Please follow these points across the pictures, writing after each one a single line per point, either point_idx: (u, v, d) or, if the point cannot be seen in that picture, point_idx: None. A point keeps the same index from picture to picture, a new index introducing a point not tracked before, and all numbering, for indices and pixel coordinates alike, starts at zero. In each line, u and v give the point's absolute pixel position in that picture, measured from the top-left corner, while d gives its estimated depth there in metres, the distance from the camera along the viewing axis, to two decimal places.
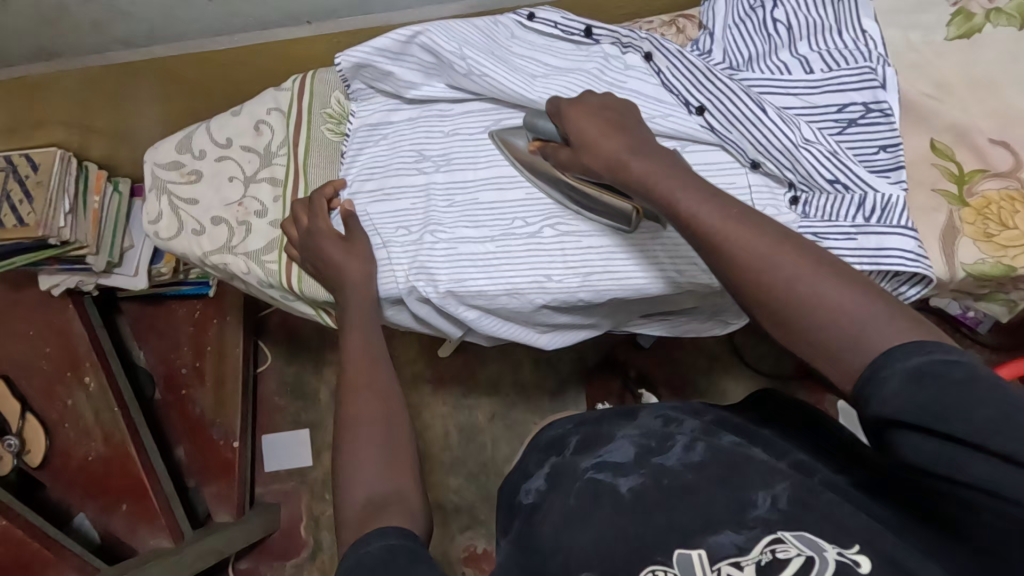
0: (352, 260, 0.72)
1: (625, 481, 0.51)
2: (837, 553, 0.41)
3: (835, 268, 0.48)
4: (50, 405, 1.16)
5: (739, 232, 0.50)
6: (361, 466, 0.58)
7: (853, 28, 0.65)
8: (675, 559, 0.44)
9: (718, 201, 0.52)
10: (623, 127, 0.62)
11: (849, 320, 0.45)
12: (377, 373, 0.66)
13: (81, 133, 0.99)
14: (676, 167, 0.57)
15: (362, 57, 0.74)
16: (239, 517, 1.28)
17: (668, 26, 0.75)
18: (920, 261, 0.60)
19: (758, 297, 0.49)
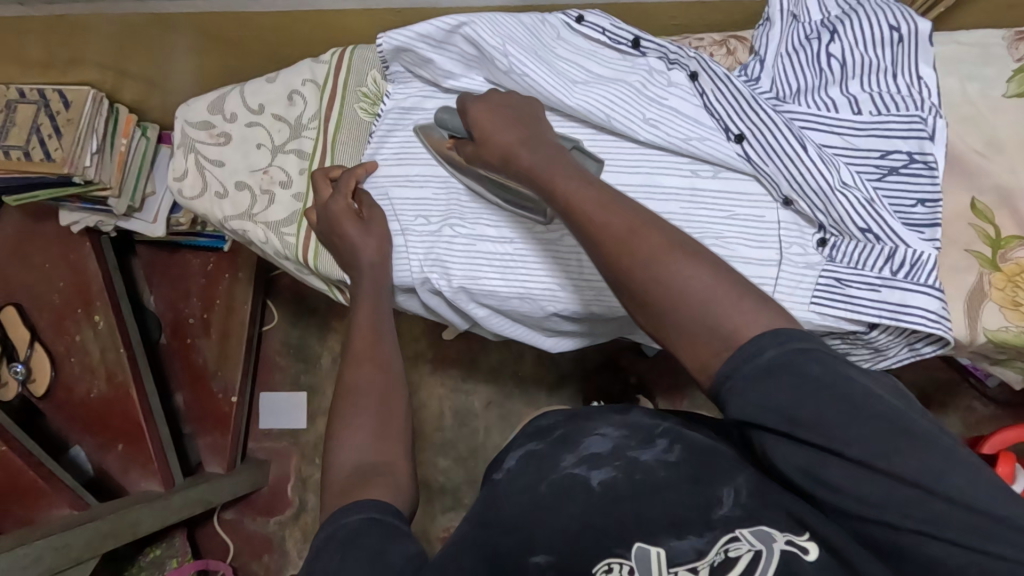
0: (370, 240, 0.71)
1: (597, 474, 0.49)
2: (784, 542, 0.43)
3: (694, 253, 0.49)
4: (58, 338, 1.18)
5: (608, 214, 0.51)
6: (350, 436, 0.56)
7: (909, 73, 0.63)
8: (631, 551, 0.44)
9: (591, 190, 0.53)
10: (521, 119, 0.63)
11: (701, 305, 0.46)
12: (380, 348, 0.64)
13: (115, 76, 0.99)
14: (558, 158, 0.58)
15: (403, 41, 0.73)
16: (229, 471, 1.31)
17: (718, 46, 0.73)
18: (941, 323, 0.59)
19: (619, 275, 0.49)
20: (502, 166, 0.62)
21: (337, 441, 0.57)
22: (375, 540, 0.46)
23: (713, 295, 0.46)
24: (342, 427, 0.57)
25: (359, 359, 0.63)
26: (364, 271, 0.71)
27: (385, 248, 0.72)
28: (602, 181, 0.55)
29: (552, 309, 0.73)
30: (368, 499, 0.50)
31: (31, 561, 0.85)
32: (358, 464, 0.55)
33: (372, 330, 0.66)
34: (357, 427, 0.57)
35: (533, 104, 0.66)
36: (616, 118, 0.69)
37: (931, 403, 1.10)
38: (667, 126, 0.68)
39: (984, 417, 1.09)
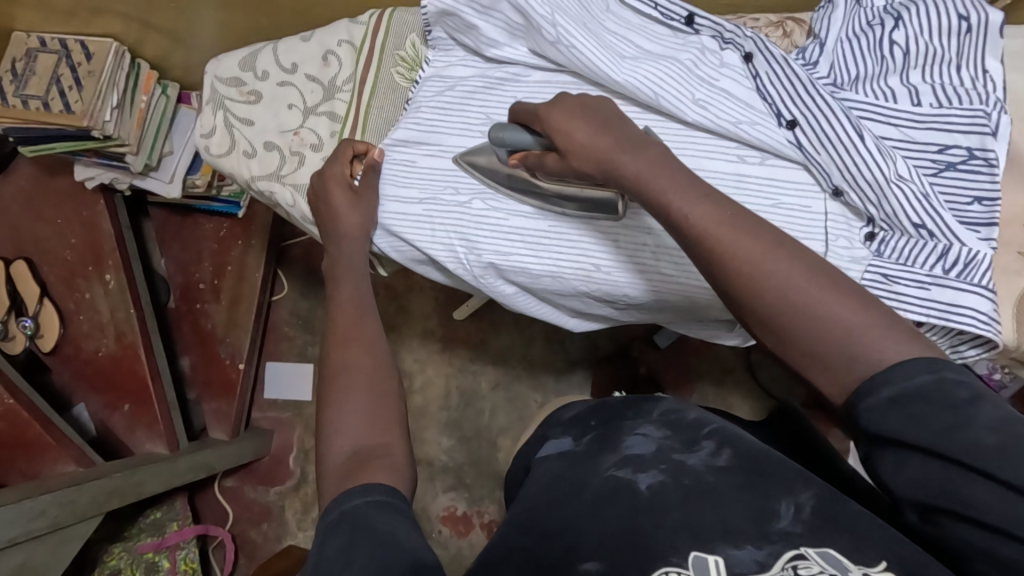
0: (351, 211, 0.70)
1: (644, 479, 0.48)
2: (862, 574, 0.39)
3: (823, 271, 0.46)
4: (68, 294, 1.17)
5: (733, 231, 0.47)
6: (349, 425, 0.54)
7: (974, 66, 0.61)
8: (688, 561, 0.41)
9: (709, 205, 0.48)
10: (610, 122, 0.56)
11: (840, 327, 0.43)
12: (364, 329, 0.62)
13: (139, 28, 0.97)
14: (666, 163, 0.52)
15: (449, 4, 0.71)
16: (232, 438, 1.31)
17: (774, 27, 0.70)
18: (992, 325, 0.57)
19: (748, 298, 0.46)
20: (600, 175, 0.55)
21: (326, 427, 0.55)
22: (388, 523, 0.45)
23: (854, 317, 0.43)
24: (338, 414, 0.55)
25: (346, 338, 0.61)
26: (347, 238, 0.70)
27: (370, 222, 0.72)
28: (713, 188, 0.50)
29: (584, 289, 0.71)
30: (367, 485, 0.49)
31: (35, 515, 0.84)
32: (354, 449, 0.53)
33: (354, 302, 0.65)
34: (352, 414, 0.55)
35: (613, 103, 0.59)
36: (665, 97, 0.66)
37: None
38: (717, 108, 0.66)
39: None
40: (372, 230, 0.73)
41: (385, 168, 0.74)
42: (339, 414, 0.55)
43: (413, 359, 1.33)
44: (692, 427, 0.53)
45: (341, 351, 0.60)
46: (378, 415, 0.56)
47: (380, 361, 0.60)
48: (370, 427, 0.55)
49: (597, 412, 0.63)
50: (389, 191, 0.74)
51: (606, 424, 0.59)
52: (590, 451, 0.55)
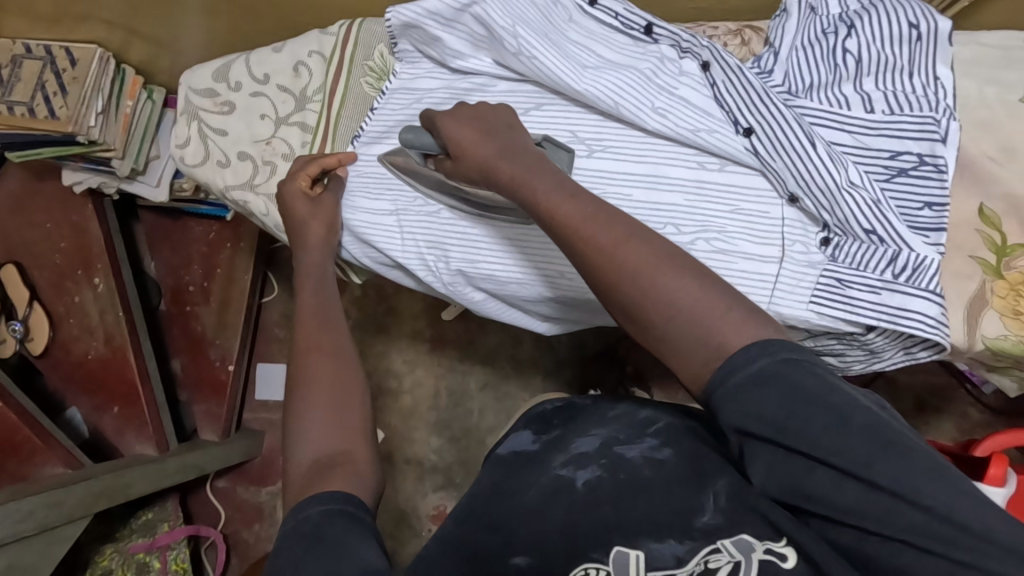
0: (314, 221, 0.72)
1: (581, 475, 0.54)
2: (763, 552, 0.44)
3: (688, 265, 0.49)
4: (57, 298, 1.18)
5: (601, 229, 0.50)
6: (310, 428, 0.56)
7: (925, 73, 0.62)
8: (609, 556, 0.48)
9: (574, 202, 0.52)
10: (495, 131, 0.62)
11: (694, 316, 0.47)
12: (328, 334, 0.64)
13: (123, 35, 0.98)
14: (536, 168, 0.57)
15: (412, 17, 0.72)
16: (223, 439, 1.33)
17: (733, 36, 0.71)
18: (940, 328, 0.58)
19: (611, 288, 0.49)
20: (481, 178, 0.61)
21: (291, 434, 0.56)
22: (339, 530, 0.47)
23: (707, 308, 0.47)
24: (299, 423, 0.56)
25: (310, 345, 0.62)
26: (310, 250, 0.71)
27: (331, 231, 0.73)
28: (581, 190, 0.55)
29: (548, 293, 0.72)
30: (328, 492, 0.50)
31: (22, 517, 0.86)
32: (315, 458, 0.54)
33: (315, 309, 0.66)
34: (312, 418, 0.56)
35: (505, 113, 0.64)
36: (625, 105, 0.68)
37: (925, 408, 1.11)
38: (676, 116, 0.67)
39: (978, 425, 1.09)
40: (337, 242, 0.74)
41: (351, 180, 0.76)
42: (299, 420, 0.57)
43: (402, 360, 1.35)
44: (641, 425, 0.57)
45: (302, 362, 0.61)
46: (340, 417, 0.57)
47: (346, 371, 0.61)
48: (332, 431, 0.56)
49: (563, 414, 0.65)
50: (358, 200, 0.75)
51: (566, 425, 0.63)
52: (547, 450, 0.59)
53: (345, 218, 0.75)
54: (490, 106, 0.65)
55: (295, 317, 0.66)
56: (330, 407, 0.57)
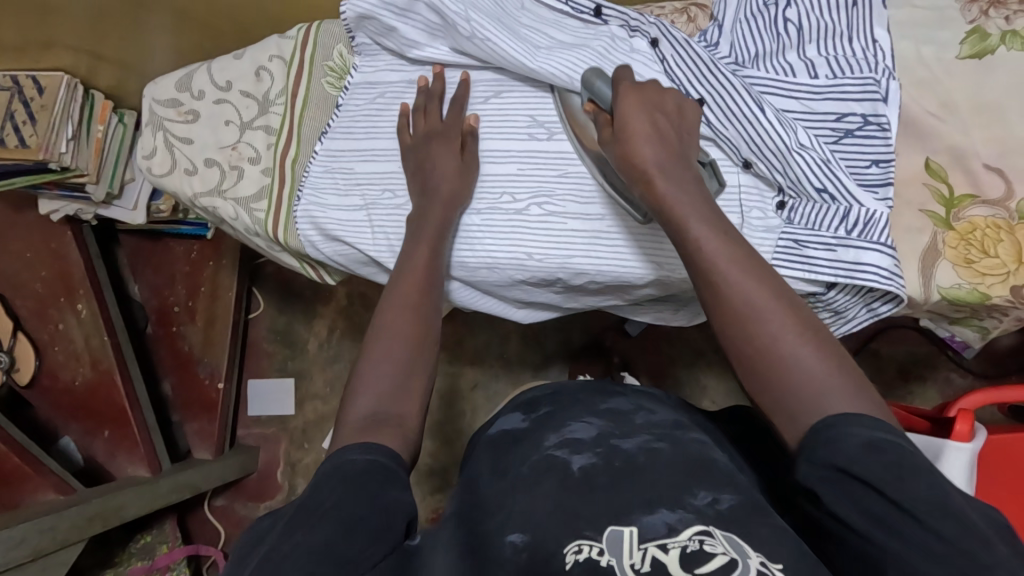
0: (451, 176, 0.71)
1: (577, 459, 0.51)
2: (759, 562, 0.41)
3: (828, 346, 0.51)
4: (41, 326, 1.18)
5: (752, 285, 0.53)
6: (374, 385, 0.59)
7: (864, 37, 0.64)
8: (604, 535, 0.44)
9: (727, 245, 0.54)
10: (669, 137, 0.60)
11: (818, 395, 0.48)
12: (425, 305, 0.65)
13: (90, 60, 0.99)
14: (696, 196, 0.58)
15: (366, 8, 0.73)
16: (217, 456, 1.32)
17: (679, 14, 0.73)
18: (894, 279, 0.60)
19: (743, 339, 0.52)
20: (633, 183, 0.60)
21: (353, 391, 0.59)
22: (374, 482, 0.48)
23: (845, 394, 0.47)
24: (370, 378, 0.59)
25: (407, 309, 0.64)
26: (439, 204, 0.69)
27: (465, 186, 0.72)
28: (737, 237, 0.56)
29: (519, 278, 0.73)
30: (381, 445, 0.52)
31: (15, 543, 0.85)
32: (373, 412, 0.56)
33: (426, 264, 0.67)
34: (379, 380, 0.59)
35: (684, 114, 0.62)
36: (579, 79, 0.68)
37: (909, 376, 1.13)
38: None
39: (961, 388, 1.11)
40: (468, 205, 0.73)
41: (313, 180, 0.78)
42: (371, 374, 0.60)
43: None
44: (631, 423, 0.57)
45: (397, 312, 0.64)
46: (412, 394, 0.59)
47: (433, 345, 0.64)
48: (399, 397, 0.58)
49: (551, 398, 0.63)
50: (328, 197, 0.77)
51: (558, 403, 0.62)
52: (533, 426, 0.60)
53: (319, 214, 0.77)
54: (672, 97, 0.63)
55: (400, 267, 0.67)
56: (407, 362, 0.61)
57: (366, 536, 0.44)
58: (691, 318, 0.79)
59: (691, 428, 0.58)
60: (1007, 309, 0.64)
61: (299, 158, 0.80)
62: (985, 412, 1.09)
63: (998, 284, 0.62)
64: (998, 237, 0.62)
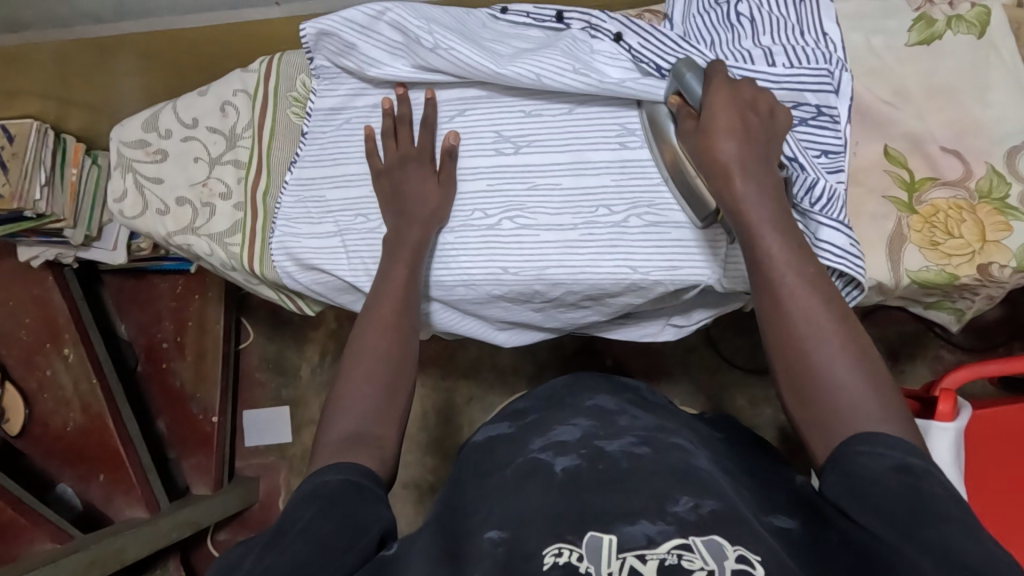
0: (433, 190, 0.71)
1: (561, 461, 0.52)
2: (735, 562, 0.39)
3: (875, 371, 0.50)
4: (29, 374, 1.18)
5: (810, 299, 0.53)
6: (350, 405, 0.59)
7: (814, 30, 0.66)
8: (583, 538, 0.43)
9: (796, 262, 0.54)
10: (753, 138, 0.59)
11: (848, 412, 0.49)
12: (407, 316, 0.66)
13: (59, 105, 1.00)
14: (772, 202, 0.57)
15: (329, 25, 0.74)
16: (216, 491, 1.30)
17: (634, 20, 0.76)
18: (847, 257, 0.60)
19: (788, 343, 0.52)
20: (709, 177, 0.59)
21: (331, 412, 0.59)
22: (349, 503, 0.48)
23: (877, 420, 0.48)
24: (344, 397, 0.60)
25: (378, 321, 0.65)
26: (415, 224, 0.70)
27: (444, 199, 0.72)
28: (807, 253, 0.55)
29: (495, 292, 0.73)
30: (353, 464, 0.52)
31: None
32: (355, 429, 0.57)
33: (403, 286, 0.67)
34: (358, 397, 0.59)
35: (774, 119, 0.60)
36: (546, 75, 0.68)
37: (899, 356, 1.14)
38: (598, 74, 0.68)
39: (952, 364, 1.12)
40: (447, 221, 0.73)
41: (283, 212, 0.78)
42: (346, 394, 0.60)
43: None
44: (615, 422, 0.57)
45: (377, 330, 0.64)
46: (389, 408, 0.60)
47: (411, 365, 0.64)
48: (376, 415, 0.59)
49: (540, 403, 0.65)
50: (302, 226, 0.77)
51: (545, 409, 0.63)
52: (523, 433, 0.60)
53: (294, 244, 0.77)
54: (766, 100, 0.61)
55: (377, 292, 0.67)
56: (386, 384, 0.61)
57: (340, 549, 0.45)
58: (676, 329, 0.79)
59: (675, 430, 0.58)
60: (977, 288, 0.65)
61: (270, 191, 0.81)
62: (976, 387, 1.10)
63: (965, 264, 0.63)
64: (960, 217, 0.63)
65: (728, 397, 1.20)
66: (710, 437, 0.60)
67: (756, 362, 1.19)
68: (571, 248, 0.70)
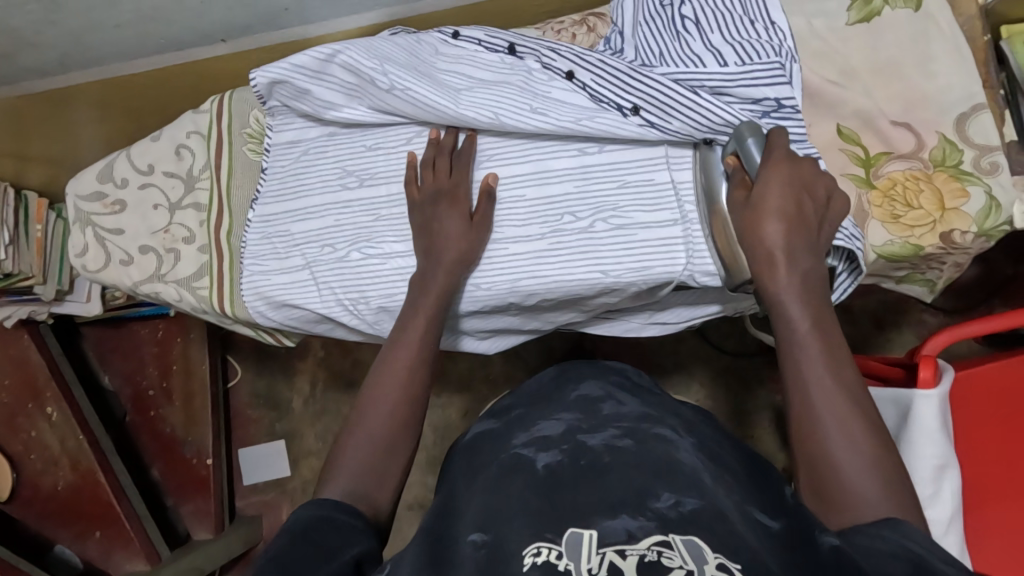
0: (455, 231, 0.68)
1: (543, 457, 0.52)
2: (716, 566, 0.38)
3: (894, 475, 0.48)
4: (14, 436, 1.15)
5: (839, 393, 0.51)
6: (348, 466, 0.58)
7: (764, 19, 0.67)
8: (563, 537, 0.42)
9: (823, 348, 0.53)
10: (807, 219, 0.57)
11: (855, 501, 0.47)
12: (415, 379, 0.64)
13: (16, 162, 0.99)
14: (809, 291, 0.55)
15: (279, 73, 0.73)
16: (218, 534, 1.27)
17: (579, 25, 0.78)
18: (852, 241, 0.61)
19: (809, 430, 0.51)
20: (751, 259, 0.58)
21: (328, 474, 0.58)
22: (327, 535, 0.48)
23: (884, 509, 0.46)
24: (342, 461, 0.59)
25: (379, 384, 0.64)
26: (443, 272, 0.67)
27: (476, 242, 0.69)
28: (837, 342, 0.54)
29: (469, 308, 0.72)
30: (336, 502, 0.52)
31: None
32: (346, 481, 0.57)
33: (421, 341, 0.66)
34: (357, 457, 0.59)
35: (831, 204, 0.58)
36: (505, 115, 0.68)
37: (884, 324, 1.15)
38: (555, 113, 0.67)
39: (935, 327, 1.13)
40: (479, 257, 0.70)
41: (250, 252, 0.77)
42: (348, 458, 0.59)
43: None
44: (599, 415, 0.57)
45: (382, 390, 0.63)
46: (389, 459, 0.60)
47: (393, 400, 0.63)
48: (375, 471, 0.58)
49: (523, 400, 0.65)
50: (269, 262, 0.77)
51: (528, 406, 0.63)
52: (506, 430, 0.60)
53: (264, 283, 0.76)
54: (826, 185, 0.59)
55: (401, 329, 0.66)
56: (388, 441, 0.60)
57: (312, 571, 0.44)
58: (661, 326, 0.78)
59: (660, 418, 0.57)
60: (943, 256, 0.66)
61: (234, 230, 0.80)
62: (961, 347, 1.11)
63: (928, 234, 0.64)
64: (918, 187, 0.64)
65: (722, 383, 1.20)
66: (695, 421, 0.60)
67: (745, 345, 1.19)
68: (542, 258, 0.69)
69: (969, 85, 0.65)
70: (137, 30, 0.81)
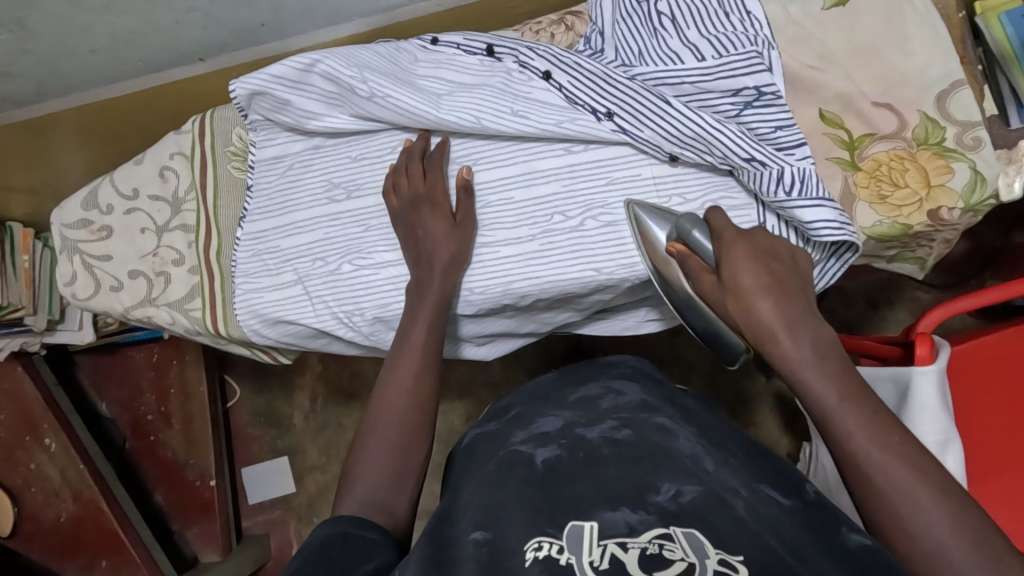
0: (444, 241, 0.68)
1: (541, 453, 0.52)
2: (717, 558, 0.38)
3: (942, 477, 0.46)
4: (13, 471, 1.13)
5: (824, 376, 0.52)
6: (360, 476, 0.58)
7: (739, 10, 0.67)
8: (564, 532, 0.42)
9: (818, 359, 0.53)
10: (783, 279, 0.58)
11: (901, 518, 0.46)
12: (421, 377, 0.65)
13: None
14: (791, 309, 0.56)
15: (259, 84, 0.72)
16: (226, 555, 1.27)
17: (558, 24, 0.78)
18: (845, 229, 0.61)
19: (829, 439, 0.51)
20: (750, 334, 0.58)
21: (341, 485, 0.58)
22: (342, 550, 0.48)
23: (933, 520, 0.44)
24: (354, 475, 0.58)
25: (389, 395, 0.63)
26: (439, 284, 0.66)
27: (460, 257, 0.68)
28: (834, 352, 0.54)
29: (465, 312, 0.72)
30: (355, 518, 0.52)
31: None
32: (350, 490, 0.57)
33: (425, 345, 0.65)
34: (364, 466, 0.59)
35: (797, 263, 0.61)
36: (486, 117, 0.68)
37: (878, 304, 1.15)
38: (536, 115, 0.67)
39: (929, 304, 1.14)
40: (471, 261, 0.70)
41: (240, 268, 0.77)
42: (362, 469, 0.59)
43: None
44: (598, 410, 0.57)
45: (390, 396, 0.63)
46: (396, 461, 0.59)
47: (402, 411, 0.62)
48: (380, 475, 0.58)
49: (522, 398, 0.64)
50: (262, 280, 0.76)
51: (527, 403, 0.63)
52: (505, 428, 0.60)
53: (257, 299, 0.76)
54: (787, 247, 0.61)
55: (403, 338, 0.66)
56: (400, 445, 0.60)
57: None
58: (657, 321, 0.78)
59: (660, 408, 0.57)
60: (931, 233, 0.67)
61: (223, 250, 0.80)
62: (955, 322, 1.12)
63: (916, 213, 0.64)
64: (904, 167, 0.65)
65: (721, 371, 1.20)
66: (693, 407, 0.60)
67: None
68: (534, 260, 0.69)
69: (948, 62, 0.65)
70: (113, 55, 0.80)
